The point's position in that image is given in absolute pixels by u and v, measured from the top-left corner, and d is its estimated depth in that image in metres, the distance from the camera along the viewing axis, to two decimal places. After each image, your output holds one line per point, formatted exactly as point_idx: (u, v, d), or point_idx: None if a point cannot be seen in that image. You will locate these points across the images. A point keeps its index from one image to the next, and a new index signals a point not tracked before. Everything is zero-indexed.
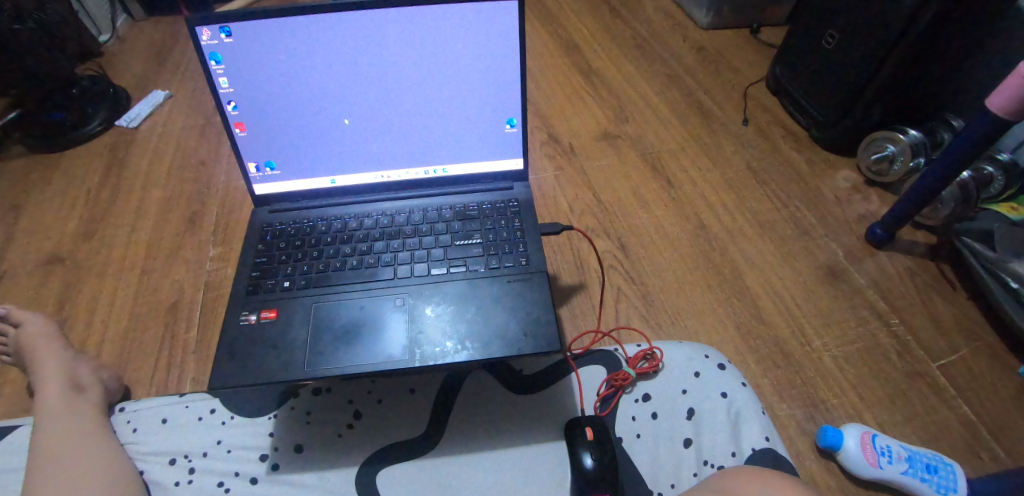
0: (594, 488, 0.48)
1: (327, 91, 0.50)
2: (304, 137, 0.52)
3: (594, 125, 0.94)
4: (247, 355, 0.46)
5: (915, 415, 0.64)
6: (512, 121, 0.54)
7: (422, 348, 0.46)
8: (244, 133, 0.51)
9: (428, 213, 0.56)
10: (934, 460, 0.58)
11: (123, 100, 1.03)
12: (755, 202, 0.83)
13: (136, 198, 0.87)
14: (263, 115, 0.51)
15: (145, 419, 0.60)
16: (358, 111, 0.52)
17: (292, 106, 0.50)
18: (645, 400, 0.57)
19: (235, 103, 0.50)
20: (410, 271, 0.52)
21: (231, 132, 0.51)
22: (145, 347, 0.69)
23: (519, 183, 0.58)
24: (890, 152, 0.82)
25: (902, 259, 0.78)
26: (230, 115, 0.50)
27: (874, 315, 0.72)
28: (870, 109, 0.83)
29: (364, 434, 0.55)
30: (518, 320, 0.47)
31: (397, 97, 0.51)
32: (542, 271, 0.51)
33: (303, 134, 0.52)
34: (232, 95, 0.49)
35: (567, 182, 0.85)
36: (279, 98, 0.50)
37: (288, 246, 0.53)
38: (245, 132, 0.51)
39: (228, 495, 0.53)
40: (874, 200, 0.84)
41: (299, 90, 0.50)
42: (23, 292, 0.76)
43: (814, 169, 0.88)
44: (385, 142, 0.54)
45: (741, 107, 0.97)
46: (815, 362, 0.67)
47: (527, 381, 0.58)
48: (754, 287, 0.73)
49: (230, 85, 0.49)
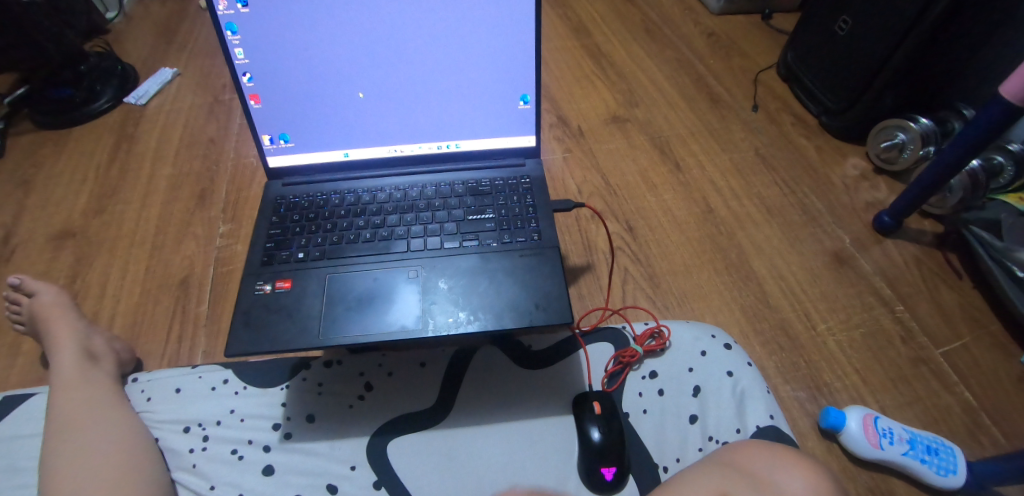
0: (601, 460, 0.50)
1: (342, 64, 0.50)
2: (318, 110, 0.52)
3: (603, 108, 0.94)
4: (263, 323, 0.47)
5: (917, 399, 0.64)
6: (525, 97, 0.54)
7: (436, 318, 0.47)
8: (259, 105, 0.52)
9: (441, 188, 0.56)
10: (935, 442, 0.59)
11: (132, 78, 1.03)
12: (763, 188, 0.83)
13: (146, 173, 0.87)
14: (278, 87, 0.51)
15: (159, 388, 0.61)
16: (373, 85, 0.52)
17: (307, 79, 0.51)
18: (652, 378, 0.58)
19: (251, 75, 0.50)
20: (423, 244, 0.52)
21: (246, 104, 0.51)
22: (157, 319, 0.70)
23: (531, 159, 0.58)
24: (900, 140, 0.82)
25: (908, 247, 0.78)
26: (245, 86, 0.50)
27: (879, 301, 0.72)
28: (881, 96, 0.83)
29: (375, 405, 0.56)
30: (530, 294, 0.48)
31: (413, 71, 0.52)
32: (554, 246, 0.51)
33: (318, 107, 0.52)
34: (248, 66, 0.49)
35: (576, 165, 0.85)
36: (294, 70, 0.50)
37: (302, 218, 0.53)
38: (260, 104, 0.52)
39: (242, 462, 0.54)
40: (882, 188, 0.84)
41: (314, 63, 0.50)
42: (35, 265, 0.77)
43: (823, 156, 0.88)
44: (399, 117, 0.54)
45: (751, 93, 0.97)
46: (819, 346, 0.68)
47: (535, 357, 0.59)
48: (760, 271, 0.74)
49: (245, 56, 0.49)
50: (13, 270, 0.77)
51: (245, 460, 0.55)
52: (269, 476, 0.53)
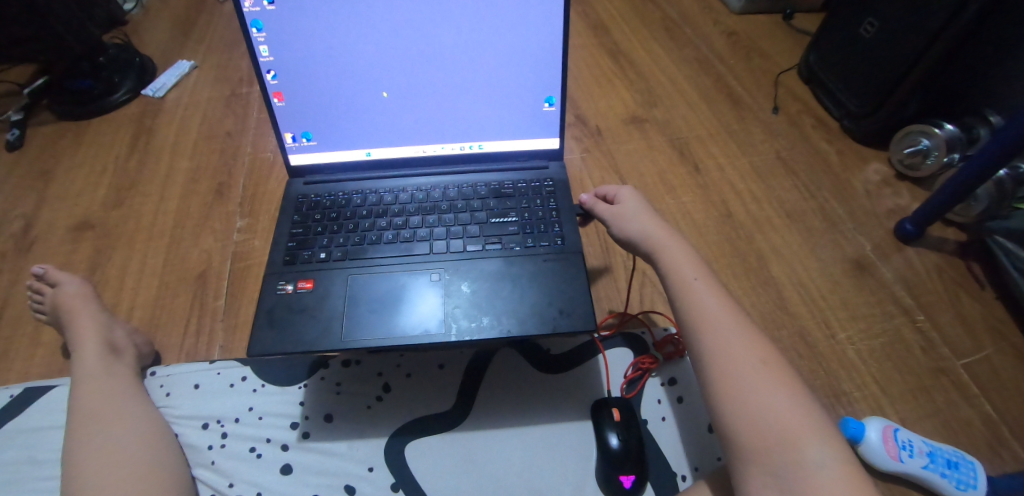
0: (619, 467, 0.50)
1: (367, 62, 0.50)
2: (342, 109, 0.52)
3: (622, 108, 0.93)
4: (286, 323, 0.47)
5: (936, 411, 0.64)
6: (551, 99, 0.53)
7: (459, 323, 0.47)
8: (282, 102, 0.51)
9: (463, 190, 0.56)
10: (956, 456, 0.58)
11: (149, 69, 1.03)
12: (783, 192, 0.82)
13: (165, 166, 0.88)
14: (302, 85, 0.50)
15: (178, 384, 0.62)
16: (398, 84, 0.51)
17: (332, 77, 0.50)
18: (671, 384, 0.57)
19: (275, 72, 0.49)
20: (446, 246, 0.52)
21: (269, 101, 0.51)
22: (175, 313, 0.70)
23: (554, 162, 0.57)
24: (924, 146, 0.80)
25: (930, 256, 0.77)
26: (269, 84, 0.50)
27: (900, 310, 0.71)
28: (907, 101, 0.81)
29: (393, 407, 0.56)
30: (554, 300, 0.48)
31: (437, 71, 0.51)
32: (578, 251, 0.51)
33: (341, 105, 0.52)
34: (272, 64, 0.49)
35: (594, 165, 0.85)
36: (318, 68, 0.50)
37: (324, 218, 0.53)
38: (284, 102, 0.51)
39: (260, 460, 0.55)
40: (904, 194, 0.82)
41: (339, 61, 0.49)
42: (55, 256, 0.77)
43: (845, 160, 0.87)
44: (423, 117, 0.53)
45: (771, 95, 0.96)
46: (838, 355, 0.67)
47: (553, 360, 0.59)
48: (779, 277, 0.73)
49: (270, 54, 0.48)
50: (35, 261, 0.77)
51: (264, 458, 0.55)
52: (287, 474, 0.53)
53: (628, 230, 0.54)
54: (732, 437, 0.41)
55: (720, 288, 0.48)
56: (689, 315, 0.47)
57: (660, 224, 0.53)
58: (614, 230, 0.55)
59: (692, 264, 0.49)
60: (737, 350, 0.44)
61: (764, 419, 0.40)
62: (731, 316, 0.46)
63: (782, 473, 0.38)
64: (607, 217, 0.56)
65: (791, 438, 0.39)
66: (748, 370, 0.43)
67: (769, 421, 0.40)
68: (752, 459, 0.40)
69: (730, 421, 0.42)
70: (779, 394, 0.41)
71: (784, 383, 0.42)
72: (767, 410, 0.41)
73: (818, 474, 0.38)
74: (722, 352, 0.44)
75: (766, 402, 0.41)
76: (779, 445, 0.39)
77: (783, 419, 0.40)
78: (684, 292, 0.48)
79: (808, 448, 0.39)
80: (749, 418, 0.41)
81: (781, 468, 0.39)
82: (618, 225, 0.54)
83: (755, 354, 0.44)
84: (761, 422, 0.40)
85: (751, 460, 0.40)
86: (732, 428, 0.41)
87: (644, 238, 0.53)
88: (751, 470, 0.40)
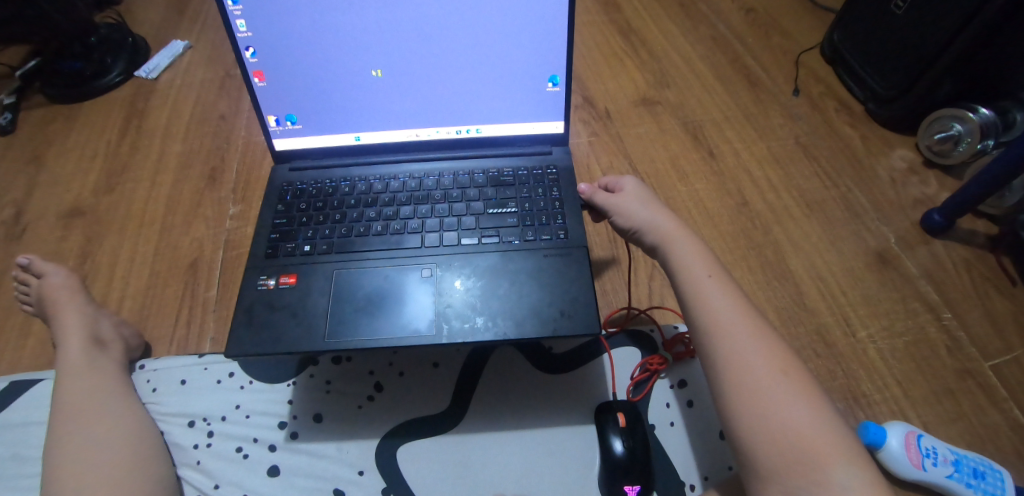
0: (623, 475, 0.47)
1: (354, 38, 0.46)
2: (327, 89, 0.48)
3: (633, 89, 0.88)
4: (267, 322, 0.44)
5: (961, 416, 0.60)
6: (554, 79, 0.49)
7: (451, 323, 0.44)
8: (264, 83, 0.47)
9: (459, 177, 0.52)
10: (982, 465, 0.55)
11: (143, 50, 0.97)
12: (803, 180, 0.77)
13: (157, 149, 0.84)
14: (284, 63, 0.46)
15: (164, 379, 0.59)
16: (388, 61, 0.47)
17: (316, 55, 0.46)
18: (681, 387, 0.54)
19: (254, 49, 0.45)
20: (439, 239, 0.48)
21: (249, 81, 0.47)
22: (166, 303, 0.68)
23: (558, 147, 0.53)
24: (955, 132, 0.75)
25: (958, 249, 0.72)
26: (248, 62, 0.46)
27: (925, 307, 0.67)
28: (939, 84, 0.76)
29: (385, 407, 0.53)
30: (555, 299, 0.44)
31: (430, 47, 0.47)
32: (582, 245, 0.47)
33: (327, 85, 0.48)
34: (250, 40, 0.45)
35: (602, 150, 0.80)
36: (299, 45, 0.45)
37: (309, 207, 0.50)
38: (265, 82, 0.47)
39: (247, 461, 0.52)
40: (932, 183, 0.77)
41: (323, 36, 0.45)
42: (45, 244, 0.74)
43: (869, 146, 0.81)
44: (416, 97, 0.49)
45: (792, 76, 0.90)
46: (859, 354, 0.64)
47: (556, 360, 0.55)
48: (798, 271, 0.69)
49: (248, 29, 0.44)
50: (25, 249, 0.74)
51: (251, 459, 0.52)
52: (275, 477, 0.51)
53: (630, 223, 0.49)
54: (747, 453, 0.38)
55: (733, 287, 0.44)
56: (699, 319, 0.43)
57: (665, 216, 0.48)
58: (614, 222, 0.50)
59: (702, 261, 0.45)
60: (753, 358, 0.40)
61: (782, 434, 0.37)
62: (746, 319, 0.42)
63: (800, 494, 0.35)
64: (606, 207, 0.50)
65: (812, 455, 0.36)
66: (764, 380, 0.39)
67: (787, 436, 0.37)
68: (769, 477, 0.36)
69: (743, 434, 0.38)
70: (800, 407, 0.38)
71: (804, 394, 0.38)
72: (785, 423, 0.37)
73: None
74: (736, 360, 0.40)
75: (786, 415, 0.37)
76: (799, 462, 0.36)
77: (804, 434, 0.37)
78: (693, 293, 0.44)
79: (832, 466, 0.35)
80: (765, 434, 0.37)
81: (801, 487, 0.35)
82: (618, 218, 0.50)
83: (773, 361, 0.40)
84: (779, 437, 0.37)
85: (768, 477, 0.36)
86: (747, 442, 0.38)
87: (649, 231, 0.48)
88: (767, 487, 0.36)
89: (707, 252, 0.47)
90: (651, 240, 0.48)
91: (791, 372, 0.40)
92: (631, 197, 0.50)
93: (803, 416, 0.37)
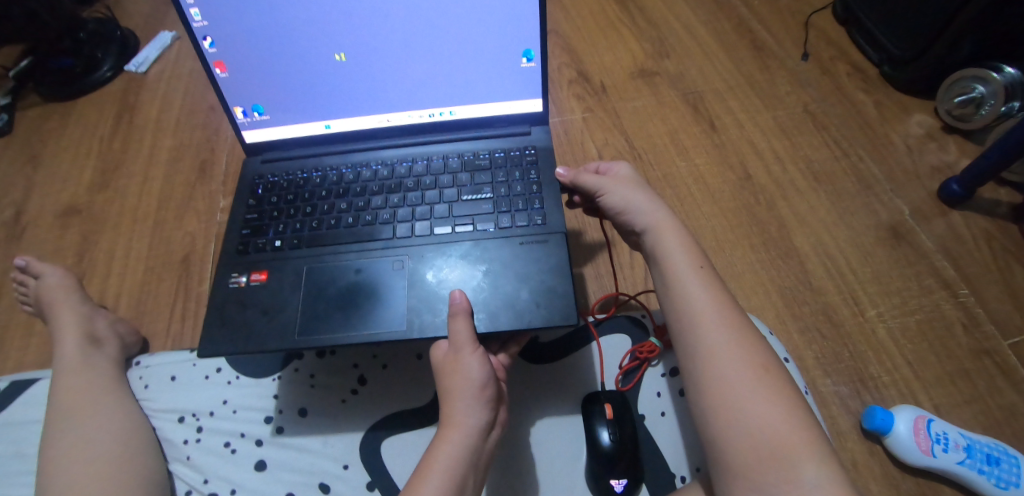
0: (610, 468, 0.46)
1: (312, 21, 0.43)
2: (290, 76, 0.46)
3: (630, 60, 0.83)
4: (237, 321, 0.43)
5: (977, 398, 0.57)
6: (529, 53, 0.46)
7: (423, 317, 0.43)
8: (226, 73, 0.46)
9: (433, 163, 0.50)
10: (996, 450, 0.52)
11: (131, 43, 0.94)
12: (812, 151, 0.73)
13: (147, 143, 0.83)
14: (244, 52, 0.45)
15: (155, 375, 0.59)
16: (351, 44, 0.45)
17: (276, 42, 0.44)
18: (672, 375, 0.52)
19: (211, 39, 0.44)
20: (411, 230, 0.47)
21: (211, 72, 0.45)
22: (161, 299, 0.68)
23: (537, 127, 0.51)
24: (977, 94, 0.70)
25: (978, 220, 0.67)
26: (207, 53, 0.44)
27: (940, 283, 0.63)
28: (959, 42, 0.70)
29: (369, 400, 0.53)
30: (532, 290, 0.43)
31: (393, 26, 0.44)
32: (561, 231, 0.45)
33: (290, 72, 0.46)
34: (207, 29, 0.43)
35: (597, 126, 0.76)
36: (258, 32, 0.44)
37: (280, 201, 0.49)
38: (227, 73, 0.46)
39: (235, 456, 0.52)
40: (951, 150, 0.72)
41: (281, 21, 0.43)
42: (44, 244, 0.75)
43: (883, 112, 0.76)
44: (383, 81, 0.47)
45: (801, 39, 0.84)
46: (867, 335, 0.60)
47: (543, 350, 0.54)
48: (804, 249, 0.66)
49: (203, 18, 0.43)
50: (24, 249, 0.75)
51: (239, 454, 0.52)
52: (261, 471, 0.51)
53: (620, 202, 0.46)
54: (718, 448, 0.36)
55: (716, 277, 0.42)
56: (678, 309, 0.41)
57: (656, 199, 0.45)
58: (605, 202, 0.47)
59: (686, 248, 0.43)
60: (731, 351, 0.38)
61: (759, 431, 0.35)
62: (726, 311, 0.39)
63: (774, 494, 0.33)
64: (596, 186, 0.47)
65: (787, 454, 0.34)
66: (742, 374, 0.37)
67: (762, 433, 0.35)
68: (740, 474, 0.35)
69: (715, 429, 0.36)
70: (777, 405, 0.36)
71: (782, 390, 0.36)
72: (762, 420, 0.35)
73: None
74: (714, 352, 0.38)
75: (762, 412, 0.35)
76: (775, 461, 0.34)
77: (780, 433, 0.35)
78: (673, 281, 0.41)
79: (806, 466, 0.34)
80: (739, 429, 0.35)
81: (773, 486, 0.33)
82: (609, 197, 0.47)
83: (752, 356, 0.38)
84: (754, 434, 0.35)
85: (741, 475, 0.35)
86: (720, 437, 0.36)
87: (633, 214, 0.46)
88: (738, 485, 0.35)
89: (694, 240, 0.44)
90: (638, 223, 0.45)
91: (771, 368, 0.38)
92: (629, 182, 0.47)
93: (780, 413, 0.35)
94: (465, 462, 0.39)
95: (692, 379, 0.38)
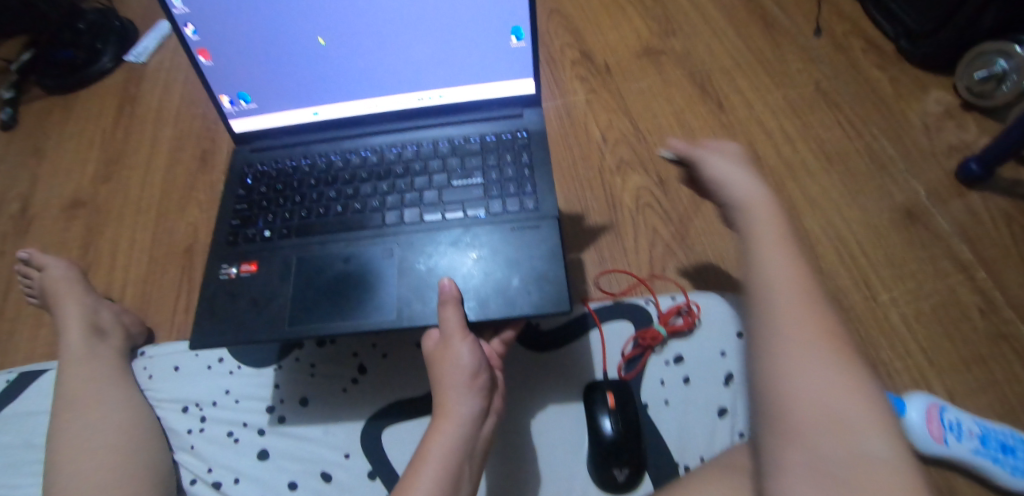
0: (611, 457, 0.45)
1: (292, 6, 0.42)
2: (275, 62, 0.46)
3: (635, 39, 0.81)
4: (228, 313, 0.44)
5: (992, 385, 0.55)
6: (518, 32, 0.44)
7: (414, 306, 0.43)
8: (210, 62, 0.45)
9: (422, 149, 0.49)
10: (1013, 439, 0.50)
11: (131, 33, 0.93)
12: (824, 131, 0.71)
13: (149, 133, 0.82)
14: (227, 40, 0.44)
15: (159, 366, 0.59)
16: (333, 27, 0.44)
17: (259, 27, 0.43)
18: (677, 363, 0.52)
19: (193, 27, 0.43)
20: (400, 217, 0.47)
21: (195, 61, 0.45)
22: (165, 289, 0.68)
23: (530, 109, 0.50)
24: (999, 69, 0.67)
25: (998, 201, 0.65)
26: (190, 41, 0.44)
27: (957, 267, 0.61)
28: (981, 14, 0.67)
29: (370, 389, 0.53)
30: (522, 276, 0.42)
31: (375, 8, 0.43)
32: (553, 217, 0.45)
33: (274, 58, 0.45)
34: (188, 17, 0.43)
35: (600, 107, 0.74)
36: (239, 18, 0.43)
37: (269, 190, 0.49)
38: (211, 61, 0.45)
39: (237, 445, 0.53)
40: (970, 129, 0.70)
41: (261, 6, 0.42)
42: (49, 236, 0.75)
43: (899, 90, 0.73)
44: (369, 65, 0.46)
45: (814, 13, 0.81)
46: (879, 320, 0.59)
47: (544, 338, 0.54)
48: (814, 232, 0.64)
49: (183, 5, 0.42)
50: (31, 240, 0.75)
51: (241, 443, 0.53)
52: (263, 460, 0.52)
53: (721, 174, 0.44)
54: (770, 411, 0.33)
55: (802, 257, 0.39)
56: (752, 273, 0.39)
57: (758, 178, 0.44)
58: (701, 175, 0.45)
59: (775, 217, 0.41)
60: (801, 315, 0.35)
61: (819, 396, 0.32)
62: (804, 283, 0.37)
63: (830, 463, 0.30)
64: (697, 158, 0.46)
65: (848, 424, 0.31)
66: (807, 338, 0.34)
67: (822, 397, 0.32)
68: (793, 436, 0.32)
69: (770, 391, 0.34)
70: (843, 374, 0.33)
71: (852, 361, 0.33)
72: (825, 386, 0.32)
73: (875, 472, 0.29)
74: (782, 314, 0.36)
75: (827, 378, 0.32)
76: (834, 429, 0.31)
77: (843, 402, 0.32)
78: (755, 252, 0.40)
79: (868, 438, 0.30)
80: (797, 392, 0.33)
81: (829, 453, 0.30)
82: (718, 174, 0.44)
83: (825, 326, 0.35)
84: (813, 399, 0.32)
85: (791, 437, 0.32)
86: (775, 399, 0.33)
87: (726, 186, 0.44)
88: (786, 447, 0.32)
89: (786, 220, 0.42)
90: (727, 197, 0.44)
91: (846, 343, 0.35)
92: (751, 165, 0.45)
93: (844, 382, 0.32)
94: (458, 452, 0.39)
95: (754, 340, 0.37)
